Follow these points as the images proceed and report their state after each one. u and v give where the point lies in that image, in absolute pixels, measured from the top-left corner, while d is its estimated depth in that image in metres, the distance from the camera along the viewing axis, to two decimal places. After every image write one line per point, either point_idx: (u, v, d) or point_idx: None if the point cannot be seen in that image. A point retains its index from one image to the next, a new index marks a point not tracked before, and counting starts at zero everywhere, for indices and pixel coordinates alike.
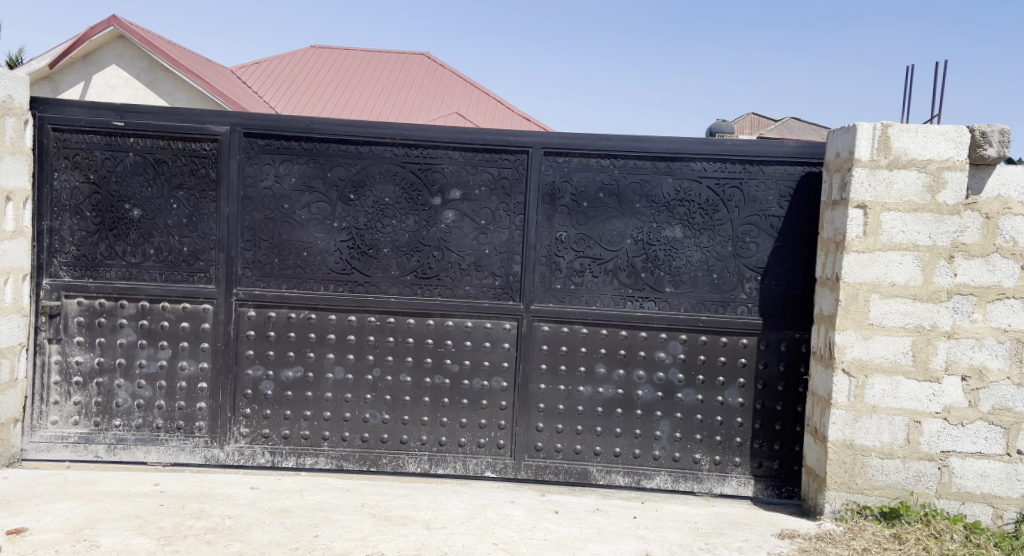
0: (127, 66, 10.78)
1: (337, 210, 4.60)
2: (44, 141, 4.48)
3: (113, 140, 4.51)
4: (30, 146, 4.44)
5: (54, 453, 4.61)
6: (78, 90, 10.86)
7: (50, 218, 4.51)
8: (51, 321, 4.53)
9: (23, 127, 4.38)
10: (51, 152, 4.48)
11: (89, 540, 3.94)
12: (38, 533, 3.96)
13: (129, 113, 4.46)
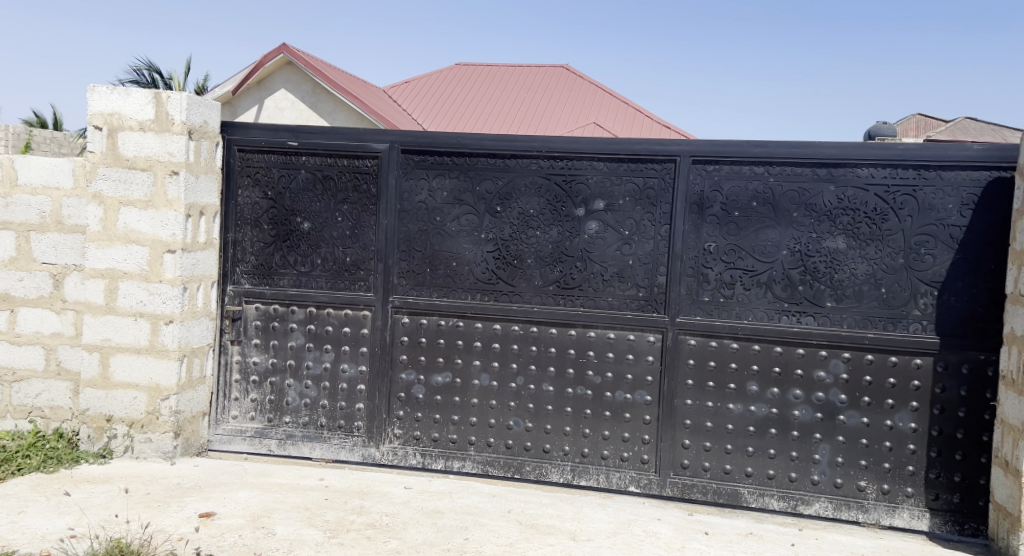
0: (294, 90, 11.82)
1: (484, 222, 4.91)
2: (232, 162, 5.07)
3: (288, 159, 5.03)
4: (220, 166, 5.05)
5: (234, 445, 5.14)
6: (253, 113, 12.02)
7: (235, 230, 5.09)
8: (233, 323, 5.11)
9: (214, 149, 5.00)
10: (236, 171, 5.07)
11: (267, 527, 4.28)
12: (224, 517, 4.36)
13: (303, 134, 4.97)
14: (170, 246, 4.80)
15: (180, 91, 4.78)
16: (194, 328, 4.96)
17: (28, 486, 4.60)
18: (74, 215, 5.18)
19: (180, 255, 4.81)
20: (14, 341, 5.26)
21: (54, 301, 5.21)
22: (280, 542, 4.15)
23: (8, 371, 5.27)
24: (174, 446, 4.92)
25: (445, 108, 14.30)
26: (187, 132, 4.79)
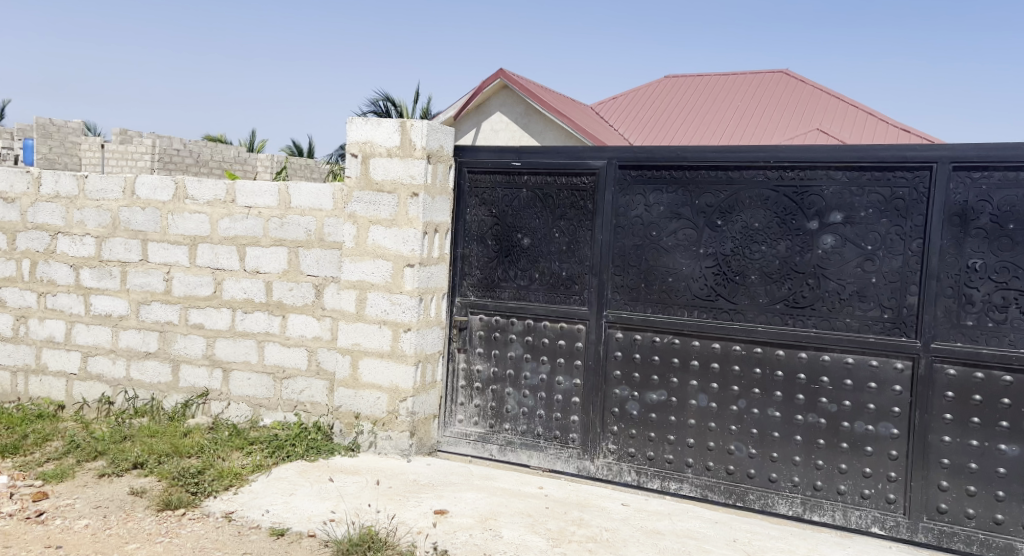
0: (509, 112, 12.85)
1: (704, 236, 4.77)
2: (462, 183, 5.32)
3: (512, 178, 5.20)
4: (451, 187, 5.32)
5: (459, 447, 5.38)
6: (472, 136, 13.32)
7: (463, 245, 5.33)
8: (460, 333, 5.35)
9: (447, 171, 5.27)
10: (466, 192, 5.32)
11: (494, 530, 4.42)
12: (456, 516, 4.57)
13: (525, 154, 5.12)
14: (409, 260, 5.13)
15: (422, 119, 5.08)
16: (429, 337, 5.26)
17: (296, 471, 5.14)
18: (333, 233, 5.70)
19: (417, 269, 5.12)
20: (284, 342, 5.87)
21: (316, 308, 5.78)
22: (505, 545, 4.27)
23: (280, 369, 5.91)
24: (410, 444, 5.24)
25: (675, 127, 14.76)
26: (426, 157, 5.09)
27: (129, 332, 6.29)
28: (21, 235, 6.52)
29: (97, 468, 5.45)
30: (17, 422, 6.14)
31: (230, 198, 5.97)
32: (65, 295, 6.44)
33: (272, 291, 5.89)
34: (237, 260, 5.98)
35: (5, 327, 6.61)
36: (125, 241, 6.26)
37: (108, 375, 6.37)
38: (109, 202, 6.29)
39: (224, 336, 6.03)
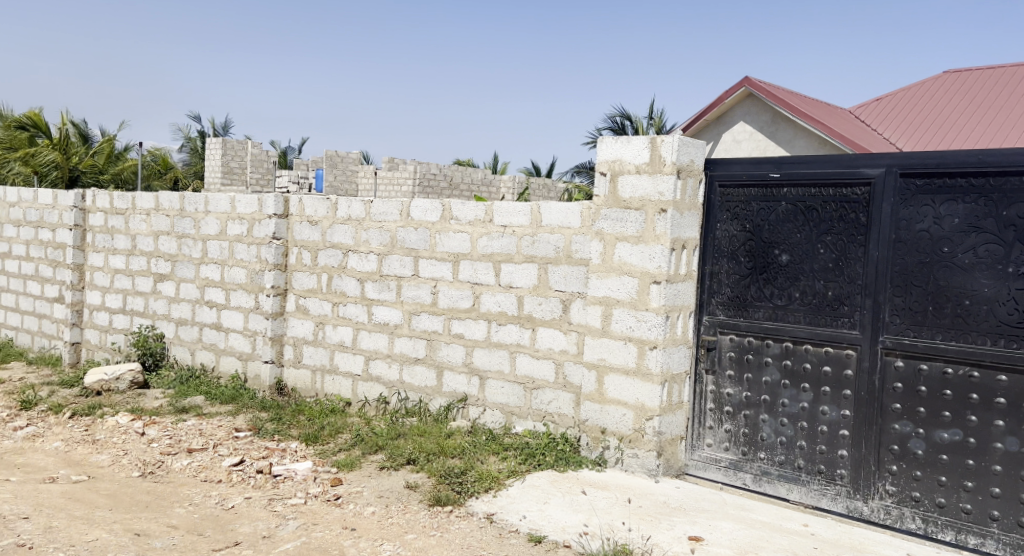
0: (754, 121, 14.86)
1: (1013, 253, 4.56)
2: (712, 198, 5.54)
3: (769, 192, 5.32)
4: (701, 201, 5.55)
5: (708, 473, 5.59)
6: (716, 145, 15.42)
7: (712, 262, 5.54)
8: (708, 353, 5.57)
9: (698, 186, 5.51)
10: (717, 206, 5.52)
11: None
12: (713, 544, 4.67)
13: (785, 165, 5.24)
14: (656, 277, 5.43)
15: (671, 134, 5.35)
16: (675, 355, 5.52)
17: (548, 481, 5.66)
18: (580, 250, 6.40)
19: (662, 286, 5.41)
20: (534, 353, 6.65)
21: (563, 322, 6.52)
22: None
23: (530, 380, 6.69)
24: (657, 464, 5.55)
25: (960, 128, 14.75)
26: (676, 171, 5.35)
27: (402, 339, 7.47)
28: (321, 252, 8.02)
29: (377, 460, 6.63)
30: (315, 415, 7.62)
31: (489, 218, 6.92)
32: (353, 305, 7.81)
33: (523, 305, 6.70)
34: (492, 276, 6.89)
35: (308, 332, 8.15)
36: (401, 258, 7.46)
37: (385, 376, 7.60)
38: (389, 223, 7.53)
39: (481, 346, 6.95)
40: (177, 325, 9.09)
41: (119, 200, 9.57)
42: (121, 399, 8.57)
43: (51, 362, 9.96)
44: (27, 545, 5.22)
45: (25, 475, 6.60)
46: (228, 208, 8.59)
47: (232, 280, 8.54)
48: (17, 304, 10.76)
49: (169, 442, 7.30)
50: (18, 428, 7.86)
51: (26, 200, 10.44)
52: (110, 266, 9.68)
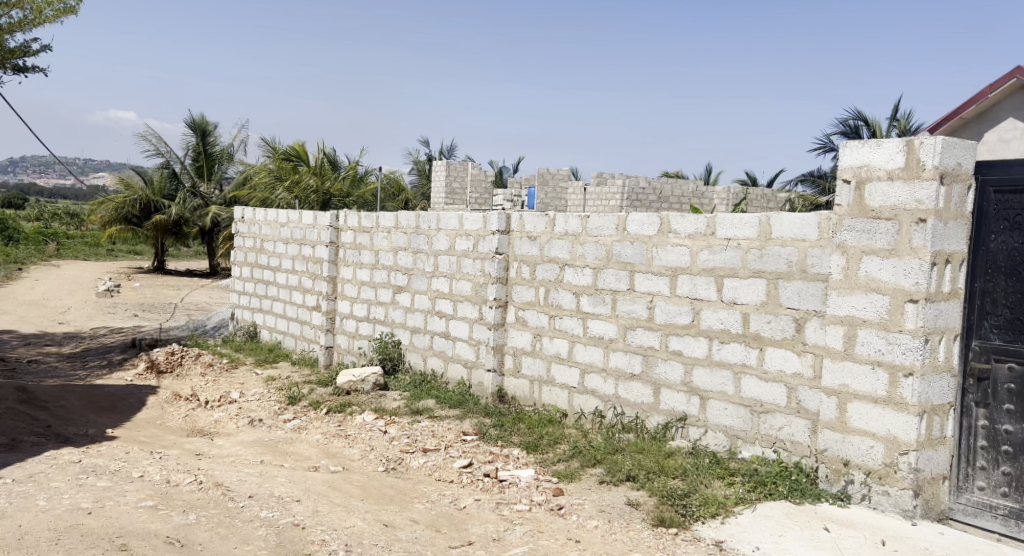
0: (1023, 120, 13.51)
1: None
2: (984, 205, 5.17)
3: None
4: (971, 210, 5.20)
5: (979, 519, 5.10)
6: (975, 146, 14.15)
7: (983, 280, 5.14)
8: (979, 383, 5.13)
9: (967, 192, 5.17)
10: (990, 215, 5.13)
11: None
12: None
13: None
14: (913, 295, 5.09)
15: (932, 136, 5.03)
16: (935, 386, 5.13)
17: (783, 511, 5.37)
18: (817, 264, 5.98)
19: (922, 305, 5.06)
20: (762, 375, 6.27)
21: (796, 343, 6.09)
22: None
23: (757, 403, 6.30)
24: (914, 505, 5.12)
25: None
26: (937, 176, 5.03)
27: (618, 353, 7.23)
28: (539, 267, 7.89)
29: (597, 474, 6.55)
30: (535, 424, 7.55)
31: (711, 230, 6.61)
32: (569, 318, 7.63)
33: (750, 323, 6.34)
34: (714, 291, 6.56)
35: (526, 343, 8.03)
36: (616, 272, 7.23)
37: (601, 390, 7.39)
38: (605, 237, 7.32)
39: (702, 365, 6.64)
40: (412, 333, 9.28)
41: (365, 219, 9.89)
42: (366, 398, 8.92)
43: (308, 364, 10.56)
44: (301, 525, 5.73)
45: (293, 463, 7.21)
46: (456, 225, 8.70)
47: (460, 293, 8.65)
48: (282, 310, 11.39)
49: (409, 440, 7.56)
50: (285, 421, 8.46)
51: (290, 219, 11.15)
52: (357, 278, 10.02)
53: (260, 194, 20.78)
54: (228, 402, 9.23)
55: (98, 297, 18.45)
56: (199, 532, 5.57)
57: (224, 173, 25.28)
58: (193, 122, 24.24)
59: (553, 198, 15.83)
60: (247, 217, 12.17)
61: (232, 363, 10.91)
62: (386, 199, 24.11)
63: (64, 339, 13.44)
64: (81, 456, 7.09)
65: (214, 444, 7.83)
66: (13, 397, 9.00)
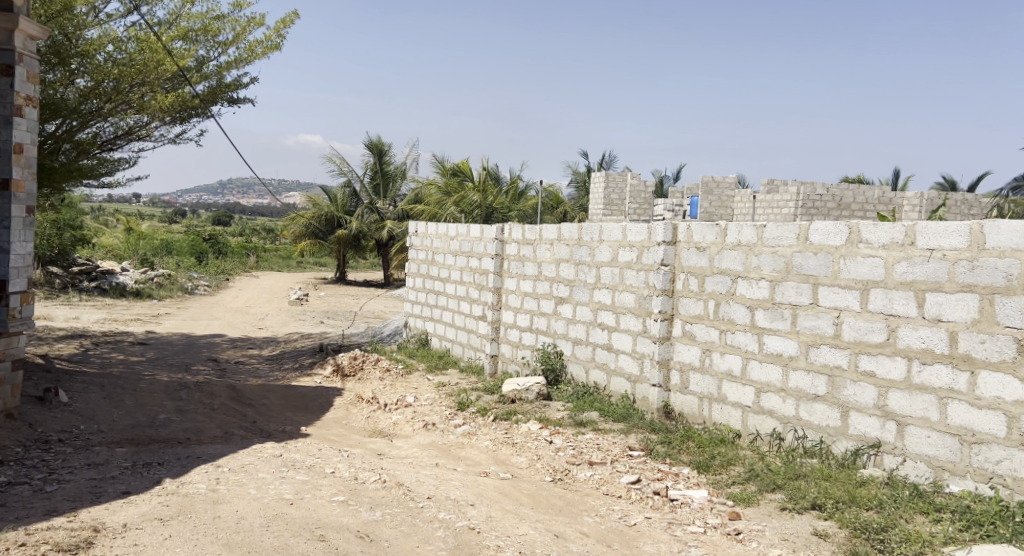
0: None
1: None
2: None
3: None
4: None
5: None
6: None
7: None
8: None
9: None
10: None
11: None
12: None
13: None
14: None
15: None
16: None
17: None
18: None
19: None
20: (974, 402, 5.74)
21: (1015, 368, 5.58)
22: None
23: (967, 431, 5.78)
24: None
25: None
26: None
27: (800, 373, 6.70)
28: (708, 279, 7.40)
29: (777, 500, 6.16)
30: (705, 443, 7.09)
31: (909, 241, 6.07)
32: (742, 333, 7.12)
33: (958, 343, 5.82)
34: (915, 307, 6.03)
35: (694, 358, 7.51)
36: (797, 285, 6.72)
37: (779, 411, 6.86)
38: (784, 248, 6.82)
39: (899, 388, 6.10)
40: (574, 344, 8.97)
41: (528, 231, 9.71)
42: (530, 408, 8.63)
43: (475, 372, 10.47)
44: (477, 530, 5.74)
45: (466, 467, 7.19)
46: (619, 236, 8.33)
47: (623, 304, 8.27)
48: (451, 319, 11.37)
49: (574, 452, 7.30)
50: (456, 425, 8.45)
51: (459, 231, 11.13)
52: (520, 290, 9.85)
53: (427, 209, 21.08)
54: (404, 406, 9.27)
55: (291, 305, 19.49)
56: (385, 529, 5.65)
57: (398, 191, 25.75)
58: (371, 143, 25.20)
59: (717, 207, 14.10)
60: (420, 230, 12.19)
61: (408, 368, 10.98)
62: (545, 211, 24.07)
63: (263, 343, 14.22)
64: (281, 451, 7.35)
65: (393, 446, 7.97)
66: (224, 395, 9.57)
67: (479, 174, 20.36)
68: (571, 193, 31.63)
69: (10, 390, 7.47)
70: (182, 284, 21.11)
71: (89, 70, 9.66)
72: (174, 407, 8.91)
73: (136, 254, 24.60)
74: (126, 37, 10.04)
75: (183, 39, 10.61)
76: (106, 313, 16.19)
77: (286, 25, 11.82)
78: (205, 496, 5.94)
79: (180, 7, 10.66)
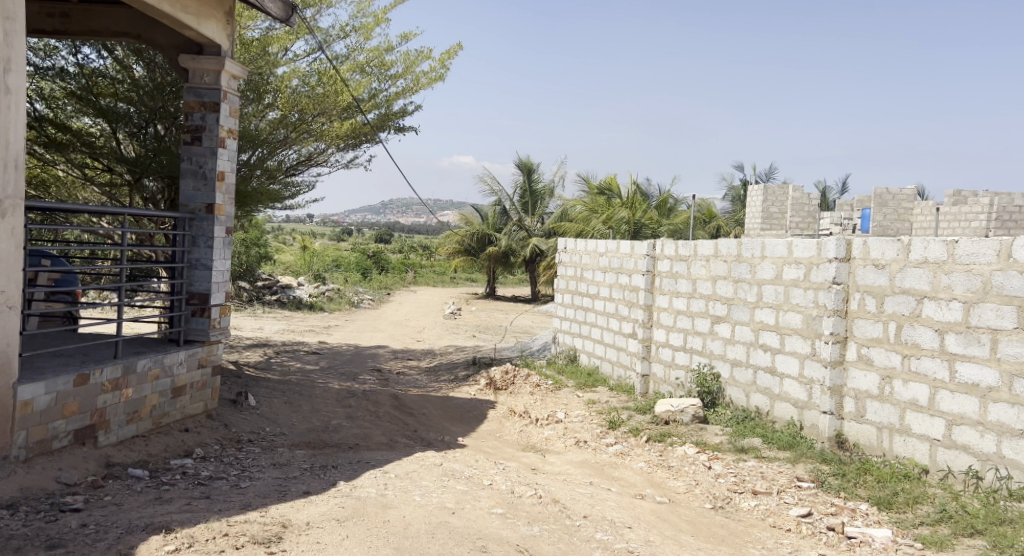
0: None
1: None
2: None
3: None
4: None
5: None
6: None
7: None
8: None
9: None
10: None
11: None
12: None
13: None
14: None
15: None
16: None
17: None
18: None
19: None
20: None
21: None
22: None
23: None
24: None
25: None
26: None
27: (1001, 405, 6.16)
28: (888, 299, 6.95)
29: (978, 546, 5.71)
30: (887, 478, 6.64)
31: None
32: (929, 359, 6.62)
33: None
34: None
35: (873, 386, 7.05)
36: (997, 307, 6.21)
37: (975, 446, 6.31)
38: (982, 266, 6.32)
39: None
40: (732, 366, 8.68)
41: (683, 247, 9.53)
42: (686, 430, 8.45)
43: (626, 390, 10.30)
44: (634, 552, 5.64)
45: (620, 488, 7.08)
46: (784, 252, 8.00)
47: (788, 325, 7.91)
48: (600, 336, 11.24)
49: (736, 480, 7.12)
50: (608, 444, 8.40)
51: (608, 248, 11.06)
52: (674, 308, 9.66)
53: (573, 226, 21.08)
54: (554, 421, 9.32)
55: (446, 320, 20.01)
56: (544, 544, 5.61)
57: (546, 208, 25.82)
58: (520, 161, 25.62)
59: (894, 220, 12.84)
60: (570, 247, 12.21)
61: (558, 384, 10.99)
62: (697, 225, 23.59)
63: (421, 355, 14.66)
64: (441, 460, 7.55)
65: (546, 461, 7.97)
66: (388, 403, 9.95)
67: (627, 190, 20.24)
68: (724, 206, 30.89)
69: (211, 393, 8.07)
70: (349, 298, 22.13)
71: (279, 102, 10.29)
72: (344, 414, 9.32)
73: (310, 270, 26.06)
74: (310, 72, 10.68)
75: (359, 72, 11.15)
76: (285, 324, 17.24)
77: (451, 57, 12.15)
78: (376, 501, 6.09)
79: (356, 42, 11.21)
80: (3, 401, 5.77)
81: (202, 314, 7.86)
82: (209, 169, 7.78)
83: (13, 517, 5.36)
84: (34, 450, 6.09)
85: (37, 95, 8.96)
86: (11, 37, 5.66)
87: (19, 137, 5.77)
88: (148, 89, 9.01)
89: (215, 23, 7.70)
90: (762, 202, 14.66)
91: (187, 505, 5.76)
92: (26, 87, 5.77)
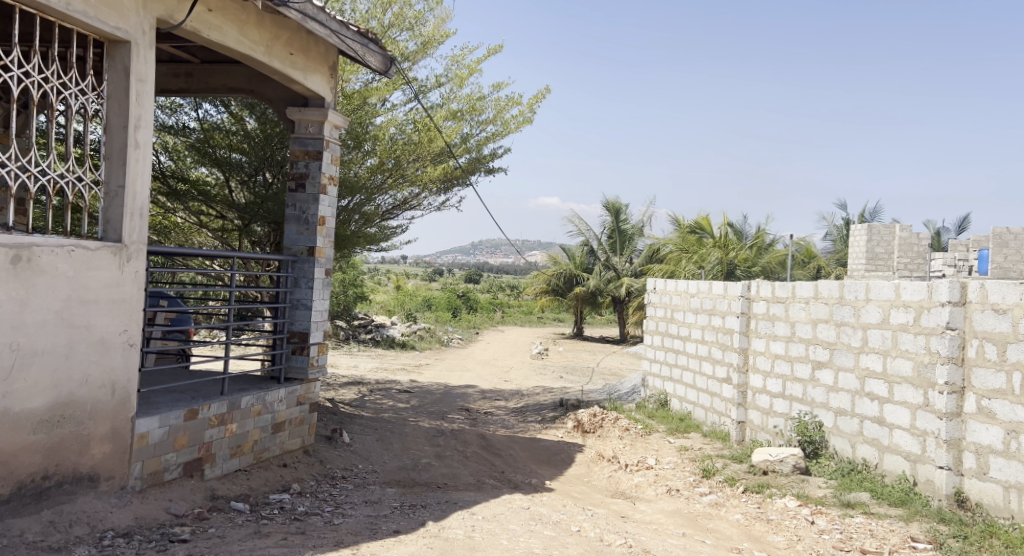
0: None
1: None
2: None
3: None
4: None
5: None
6: None
7: None
8: None
9: None
10: None
11: None
12: None
13: None
14: None
15: None
16: None
17: None
18: None
19: None
20: None
21: None
22: None
23: None
24: None
25: None
26: None
27: None
28: (1011, 346, 6.66)
29: None
30: (1015, 544, 6.34)
31: None
32: None
33: None
34: None
35: (996, 440, 6.74)
36: None
37: None
38: None
39: None
40: (836, 415, 8.45)
41: (780, 288, 9.39)
42: (786, 481, 8.28)
43: (720, 437, 10.15)
44: None
45: (716, 540, 6.96)
46: (891, 295, 7.78)
47: (897, 372, 7.66)
48: (693, 380, 11.10)
49: (842, 537, 6.94)
50: (702, 493, 8.29)
51: (700, 289, 10.98)
52: (771, 351, 9.50)
53: (662, 267, 21.01)
54: (645, 468, 9.23)
55: (533, 360, 20.03)
56: None
57: (634, 248, 25.80)
58: (607, 202, 25.59)
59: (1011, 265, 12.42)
60: (659, 287, 12.18)
61: (647, 428, 10.89)
62: (795, 264, 23.04)
63: (509, 395, 14.71)
64: (529, 503, 7.59)
65: (636, 509, 7.90)
66: (476, 443, 10.06)
67: (719, 230, 19.92)
68: (826, 247, 30.54)
69: (308, 429, 8.32)
70: (439, 337, 22.43)
71: (378, 150, 10.59)
72: (434, 452, 9.47)
73: (402, 310, 26.48)
74: (406, 120, 11.02)
75: (452, 119, 11.47)
76: (378, 362, 17.61)
77: (539, 101, 12.39)
78: (464, 542, 6.17)
79: (451, 91, 11.55)
80: (123, 433, 6.11)
81: (301, 352, 8.14)
82: (311, 214, 8.12)
83: (128, 545, 5.65)
84: (148, 481, 6.40)
85: (162, 148, 9.57)
86: (142, 96, 6.10)
87: (144, 188, 6.19)
88: (259, 140, 9.50)
89: (320, 77, 8.11)
90: (867, 243, 14.46)
91: (283, 539, 5.94)
92: (153, 142, 6.20)
